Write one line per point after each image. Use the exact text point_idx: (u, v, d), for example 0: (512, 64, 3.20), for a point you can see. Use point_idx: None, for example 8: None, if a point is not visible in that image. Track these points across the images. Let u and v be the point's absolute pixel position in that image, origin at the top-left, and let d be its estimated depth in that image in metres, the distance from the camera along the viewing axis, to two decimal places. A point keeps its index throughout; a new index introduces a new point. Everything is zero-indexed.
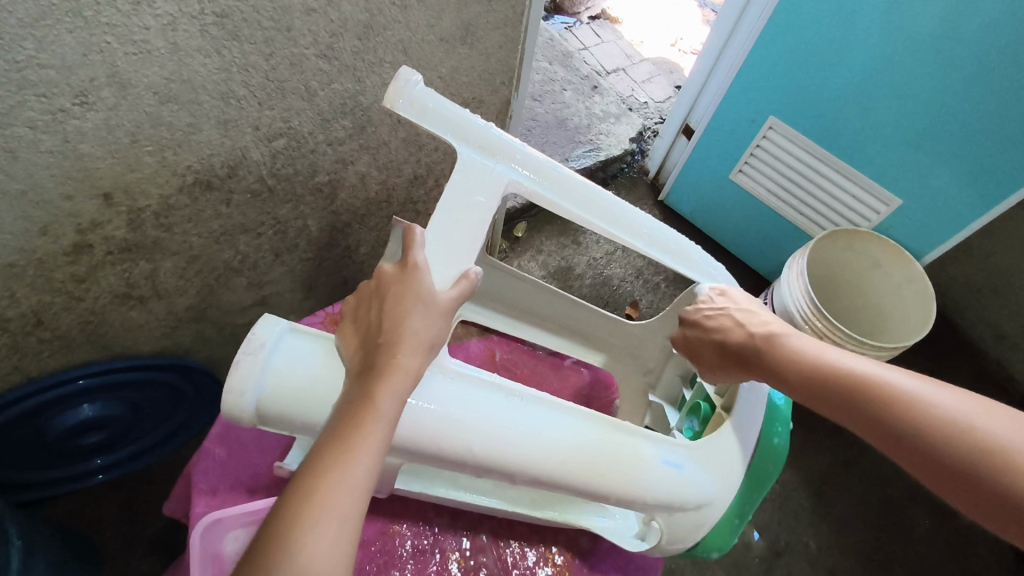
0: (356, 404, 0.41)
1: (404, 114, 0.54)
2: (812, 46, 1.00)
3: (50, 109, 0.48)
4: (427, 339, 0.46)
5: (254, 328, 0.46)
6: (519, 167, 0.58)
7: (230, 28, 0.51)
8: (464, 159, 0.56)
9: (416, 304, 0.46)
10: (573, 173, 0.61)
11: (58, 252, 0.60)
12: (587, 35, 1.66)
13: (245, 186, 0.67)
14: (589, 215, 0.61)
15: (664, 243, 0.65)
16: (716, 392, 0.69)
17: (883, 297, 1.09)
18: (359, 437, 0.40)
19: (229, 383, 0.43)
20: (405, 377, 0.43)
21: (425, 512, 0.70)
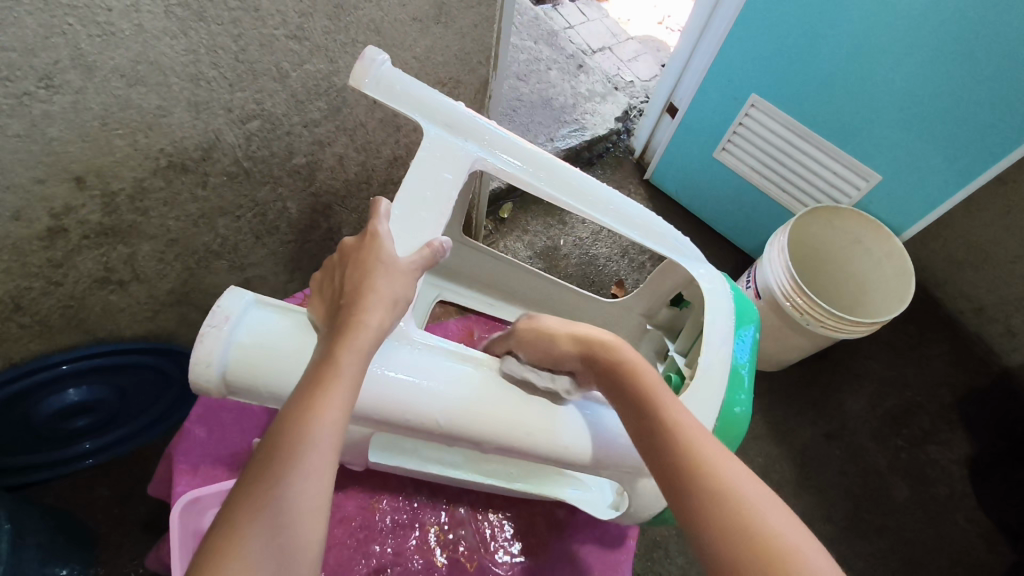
0: (319, 365, 0.43)
1: (370, 92, 0.54)
2: (795, 21, 0.99)
3: (15, 92, 0.48)
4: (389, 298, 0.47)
5: (219, 300, 0.46)
6: (485, 146, 0.59)
7: (196, 9, 0.51)
8: (429, 136, 0.57)
9: (378, 269, 0.48)
10: (537, 151, 0.62)
11: (33, 236, 0.60)
12: (572, 13, 1.65)
13: (221, 169, 0.67)
14: (555, 191, 0.62)
15: (632, 219, 0.65)
16: (687, 364, 0.70)
17: (863, 271, 1.10)
18: (323, 397, 0.41)
19: (194, 354, 0.44)
20: (368, 335, 0.44)
21: (404, 488, 0.71)
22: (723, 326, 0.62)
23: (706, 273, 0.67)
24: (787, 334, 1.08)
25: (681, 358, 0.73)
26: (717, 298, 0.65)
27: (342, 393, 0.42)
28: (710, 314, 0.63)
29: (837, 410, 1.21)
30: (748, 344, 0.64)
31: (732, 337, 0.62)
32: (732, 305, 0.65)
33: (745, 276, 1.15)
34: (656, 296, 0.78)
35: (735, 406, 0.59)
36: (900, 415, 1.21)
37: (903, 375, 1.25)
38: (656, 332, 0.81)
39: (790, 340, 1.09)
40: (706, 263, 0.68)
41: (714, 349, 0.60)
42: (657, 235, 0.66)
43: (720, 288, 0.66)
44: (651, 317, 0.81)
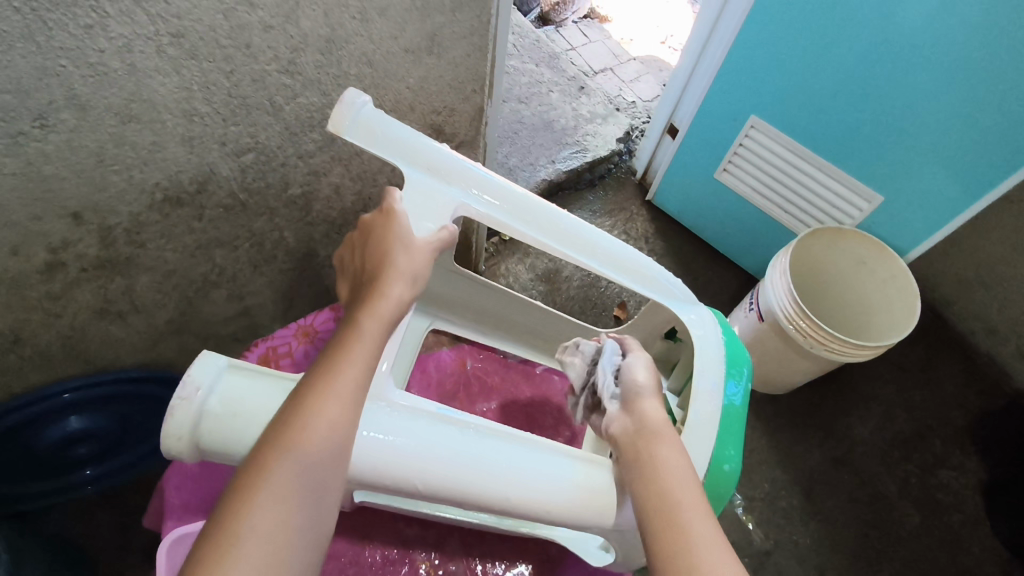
0: (323, 374, 0.43)
1: (349, 138, 0.53)
2: (791, 42, 0.99)
3: (10, 132, 0.49)
4: (378, 337, 0.46)
5: (191, 368, 0.47)
6: (470, 189, 0.58)
7: (187, 48, 0.51)
8: (412, 182, 0.56)
9: (391, 275, 0.49)
10: (523, 192, 0.61)
11: (31, 270, 0.61)
12: (574, 36, 1.66)
13: (217, 201, 0.67)
14: (542, 234, 0.61)
15: (620, 261, 0.65)
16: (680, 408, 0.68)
17: (869, 293, 1.08)
18: (325, 406, 0.41)
19: (165, 426, 0.46)
20: (370, 345, 0.45)
21: (396, 523, 0.73)
22: (711, 371, 0.60)
23: (697, 315, 0.66)
24: (792, 357, 1.06)
25: (673, 396, 0.73)
26: (707, 345, 0.62)
27: (346, 385, 0.43)
28: (698, 364, 0.60)
29: (845, 433, 1.19)
30: (740, 391, 0.60)
31: (723, 381, 0.60)
32: (723, 352, 0.62)
33: (748, 297, 1.14)
34: (649, 328, 0.77)
35: (727, 462, 0.56)
36: (910, 438, 1.19)
37: (913, 396, 1.23)
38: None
39: (795, 364, 1.07)
40: (698, 304, 0.67)
41: (704, 399, 0.58)
42: (647, 276, 0.66)
43: (710, 331, 0.64)
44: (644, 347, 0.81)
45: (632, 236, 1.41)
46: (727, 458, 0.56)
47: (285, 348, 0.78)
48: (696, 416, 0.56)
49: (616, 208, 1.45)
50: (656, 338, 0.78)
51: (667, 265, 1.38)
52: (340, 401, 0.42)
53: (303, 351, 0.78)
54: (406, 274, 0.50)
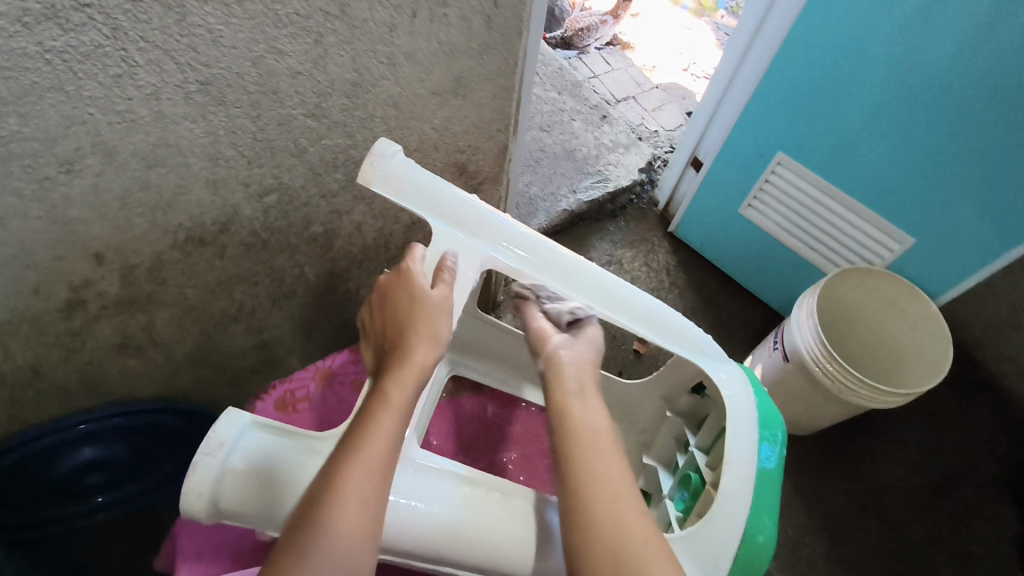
0: (348, 448, 0.45)
1: (379, 188, 0.55)
2: (819, 79, 0.97)
3: (35, 178, 0.49)
4: (405, 405, 0.49)
5: (216, 424, 0.47)
6: (497, 241, 0.60)
7: (215, 95, 0.51)
8: (439, 234, 0.58)
9: (416, 342, 0.52)
10: (550, 245, 0.62)
11: (52, 309, 0.61)
12: (597, 64, 1.66)
13: (239, 240, 0.67)
14: (565, 285, 0.61)
15: (648, 315, 0.63)
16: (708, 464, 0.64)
17: (900, 336, 1.05)
18: (347, 478, 0.44)
19: (186, 483, 0.45)
20: (392, 418, 0.48)
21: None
22: (744, 435, 0.58)
23: (727, 372, 0.63)
24: (818, 400, 1.03)
25: (702, 454, 0.67)
26: (737, 403, 0.60)
27: (371, 457, 0.45)
28: (730, 425, 0.58)
29: (872, 477, 1.15)
30: (774, 454, 0.58)
31: (756, 446, 0.58)
32: (754, 413, 0.60)
33: (772, 336, 1.11)
34: (676, 380, 0.74)
35: (761, 533, 0.53)
36: (941, 485, 1.14)
37: (943, 441, 1.19)
38: (675, 419, 0.76)
39: (822, 407, 1.04)
40: (727, 360, 0.65)
41: (737, 466, 0.56)
42: (675, 330, 0.64)
43: (741, 390, 0.62)
44: (670, 401, 0.77)
45: (654, 267, 1.39)
46: (761, 528, 0.54)
47: (302, 392, 0.80)
48: (730, 484, 0.54)
49: (637, 239, 1.43)
50: (683, 391, 0.75)
51: (689, 298, 1.36)
52: (365, 473, 0.44)
53: (320, 396, 0.80)
54: (430, 335, 0.52)
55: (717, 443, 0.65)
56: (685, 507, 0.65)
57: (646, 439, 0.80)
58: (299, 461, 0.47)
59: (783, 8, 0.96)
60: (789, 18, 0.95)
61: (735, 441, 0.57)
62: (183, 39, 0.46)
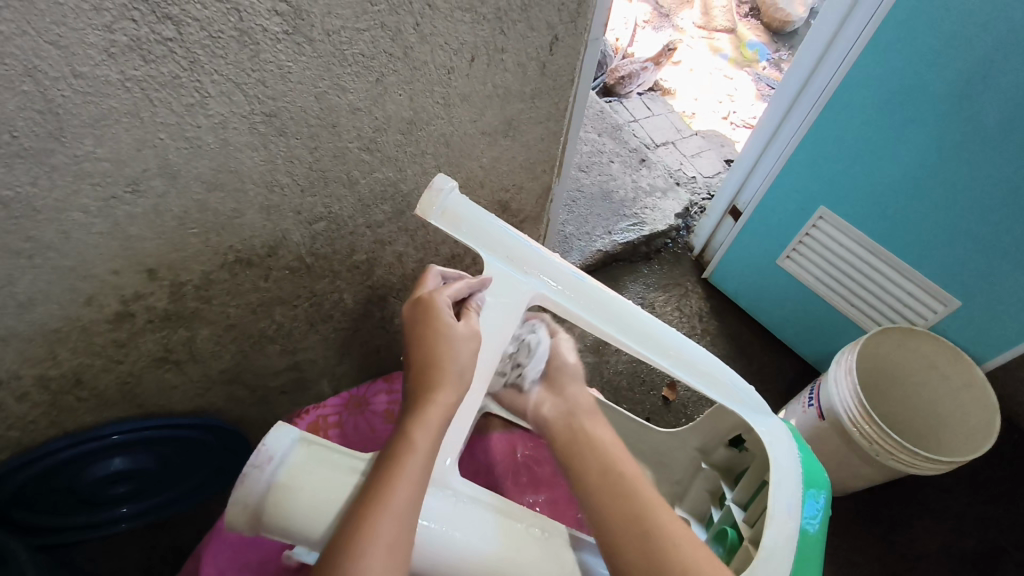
0: (371, 495, 0.45)
1: (435, 221, 0.57)
2: (864, 138, 0.98)
3: (104, 196, 0.51)
4: (428, 448, 0.48)
5: (266, 438, 0.47)
6: (543, 278, 0.61)
7: (278, 125, 0.53)
8: (491, 268, 0.60)
9: (443, 380, 0.52)
10: (590, 282, 0.63)
11: (102, 319, 0.63)
12: (638, 108, 1.68)
13: (285, 264, 0.68)
14: (611, 327, 0.61)
15: (694, 363, 0.63)
16: (744, 520, 0.61)
17: (940, 401, 1.02)
18: (368, 529, 0.43)
19: (233, 496, 0.45)
20: (417, 463, 0.47)
21: None
22: (788, 489, 0.56)
23: (769, 428, 0.62)
24: (854, 462, 1.00)
25: (739, 509, 0.64)
26: (780, 457, 0.58)
27: (399, 504, 0.44)
28: (774, 478, 0.56)
29: (908, 547, 1.10)
30: (818, 512, 0.56)
31: (799, 503, 0.55)
32: (799, 470, 0.58)
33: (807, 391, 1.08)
34: (713, 431, 0.72)
35: None
36: (981, 558, 1.09)
37: (984, 513, 1.14)
38: (710, 471, 0.73)
39: (857, 470, 1.01)
40: (770, 416, 0.63)
41: (780, 521, 0.53)
42: (714, 378, 0.63)
43: (786, 448, 0.60)
44: (706, 453, 0.74)
45: (686, 313, 1.38)
46: None
47: (334, 417, 0.81)
48: (772, 542, 0.52)
49: (670, 283, 1.42)
50: (720, 444, 0.72)
51: (721, 345, 1.34)
52: (392, 524, 0.44)
53: (353, 422, 0.81)
54: (455, 375, 0.52)
55: (756, 499, 0.62)
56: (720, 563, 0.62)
57: (680, 489, 0.77)
58: (341, 477, 0.47)
59: (830, 64, 0.97)
60: (838, 74, 0.96)
61: (778, 499, 0.55)
62: (254, 73, 0.48)
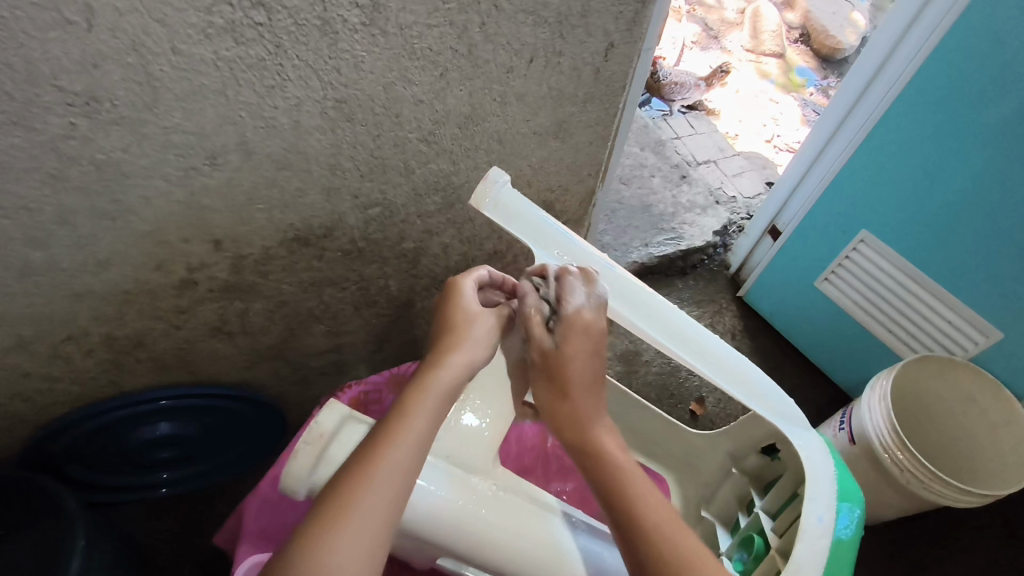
0: (377, 442, 0.48)
1: (488, 213, 0.60)
2: (911, 164, 0.97)
3: (184, 166, 0.55)
4: (434, 409, 0.52)
5: (317, 414, 0.54)
6: (589, 273, 0.64)
7: (346, 112, 0.57)
8: (543, 264, 0.63)
9: (457, 345, 0.57)
10: (634, 279, 0.64)
11: (168, 285, 0.67)
12: (682, 124, 1.69)
13: (338, 246, 0.72)
14: (652, 328, 0.63)
15: (730, 367, 0.64)
16: (775, 531, 0.62)
17: (975, 433, 1.00)
18: (372, 468, 0.46)
19: (289, 463, 0.52)
20: (422, 421, 0.51)
21: None
22: (821, 503, 0.56)
23: (806, 442, 0.62)
24: (882, 489, 0.99)
25: (768, 518, 0.65)
26: (814, 469, 0.59)
27: (399, 452, 0.48)
28: (808, 492, 0.57)
29: None
30: (851, 524, 0.56)
31: (833, 517, 0.56)
32: (834, 486, 0.58)
33: (839, 415, 1.07)
34: (745, 439, 0.72)
35: None
36: None
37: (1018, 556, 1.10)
38: (740, 478, 0.73)
39: (885, 497, 1.00)
40: (809, 430, 0.63)
41: (812, 535, 0.54)
42: (748, 383, 0.64)
43: (820, 459, 0.60)
44: (737, 459, 0.74)
45: (718, 330, 1.38)
46: None
47: (375, 395, 0.84)
48: (803, 557, 0.53)
49: (704, 300, 1.43)
50: (751, 451, 0.72)
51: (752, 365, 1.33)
52: (392, 469, 0.47)
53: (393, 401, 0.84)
54: (467, 343, 0.57)
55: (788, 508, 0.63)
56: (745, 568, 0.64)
57: (706, 493, 0.78)
58: None
59: (880, 90, 0.97)
60: (885, 102, 0.97)
61: (809, 511, 0.56)
62: (330, 60, 0.52)
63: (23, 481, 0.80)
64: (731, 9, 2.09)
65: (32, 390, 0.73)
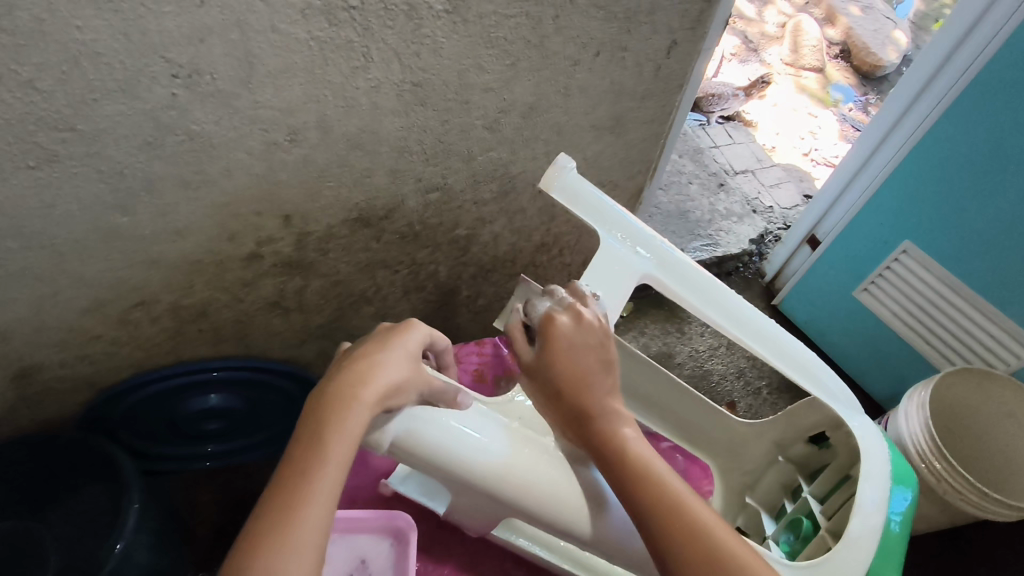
0: (298, 463, 0.41)
1: (556, 196, 0.59)
2: (959, 173, 0.99)
3: (267, 141, 0.58)
4: (365, 417, 0.44)
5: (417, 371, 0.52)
6: (651, 255, 0.63)
7: (420, 96, 0.60)
8: (606, 248, 0.62)
9: (387, 351, 0.49)
10: (694, 262, 0.64)
11: (237, 256, 0.70)
12: (719, 134, 1.70)
13: (397, 228, 0.75)
14: (713, 312, 0.64)
15: (790, 354, 0.65)
16: (823, 513, 0.65)
17: (1013, 445, 0.99)
18: (297, 505, 0.39)
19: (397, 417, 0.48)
20: (351, 431, 0.43)
21: (503, 564, 0.68)
22: (875, 483, 0.57)
23: (861, 423, 0.63)
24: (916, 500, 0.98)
25: (816, 502, 0.68)
26: (872, 454, 0.60)
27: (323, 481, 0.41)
28: (863, 472, 0.58)
29: None
30: (904, 506, 0.58)
31: (885, 497, 0.57)
32: (889, 467, 0.59)
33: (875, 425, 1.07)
34: (793, 429, 0.74)
35: None
36: None
37: None
38: (786, 466, 0.76)
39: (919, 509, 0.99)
40: (862, 414, 0.64)
41: (866, 513, 0.55)
42: (806, 368, 0.65)
43: (877, 444, 0.61)
44: (782, 447, 0.76)
45: None
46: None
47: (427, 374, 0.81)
48: (857, 531, 0.54)
49: None
50: (799, 439, 0.74)
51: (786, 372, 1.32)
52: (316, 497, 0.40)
53: None
54: (394, 348, 0.49)
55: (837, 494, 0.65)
56: (792, 550, 0.67)
57: (750, 480, 0.79)
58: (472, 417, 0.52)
59: (931, 98, 1.00)
60: (938, 109, 0.99)
61: (864, 491, 0.57)
62: (412, 45, 0.55)
63: (75, 439, 0.80)
64: (772, 24, 2.10)
65: (100, 354, 0.76)
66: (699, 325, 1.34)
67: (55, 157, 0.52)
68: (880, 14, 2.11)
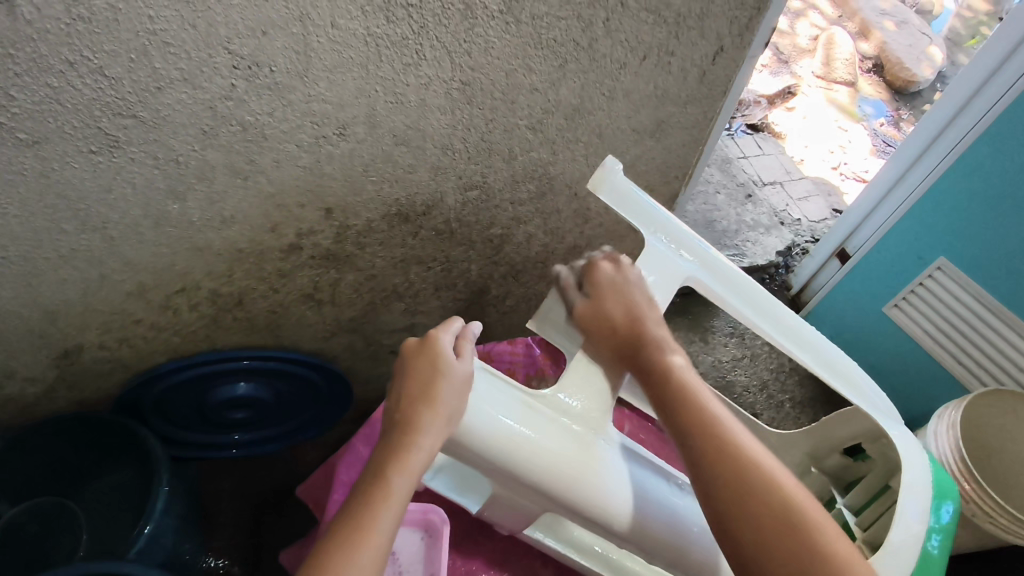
0: (369, 488, 0.46)
1: (604, 197, 0.60)
2: (999, 191, 0.98)
3: (316, 134, 0.59)
4: (431, 446, 0.47)
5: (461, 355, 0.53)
6: (695, 258, 0.63)
7: (468, 94, 0.61)
8: (652, 248, 0.62)
9: (442, 374, 0.50)
10: (736, 267, 0.64)
11: (277, 247, 0.71)
12: (749, 145, 1.70)
13: (434, 225, 0.76)
14: (755, 316, 0.64)
15: (831, 363, 0.65)
16: (859, 524, 0.66)
17: None
18: (364, 530, 0.44)
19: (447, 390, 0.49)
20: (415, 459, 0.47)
21: (531, 562, 0.69)
22: (916, 495, 0.56)
23: (902, 435, 0.62)
24: None
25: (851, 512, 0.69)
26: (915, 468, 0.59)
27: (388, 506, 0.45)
28: (904, 484, 0.57)
29: None
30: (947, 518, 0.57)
31: (925, 509, 0.56)
32: (930, 479, 0.58)
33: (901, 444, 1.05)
34: (828, 439, 0.74)
35: None
36: None
37: None
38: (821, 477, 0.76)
39: None
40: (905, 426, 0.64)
41: (906, 523, 0.55)
42: (845, 377, 0.65)
43: (919, 458, 0.60)
44: (816, 459, 0.77)
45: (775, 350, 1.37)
46: None
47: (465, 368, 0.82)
48: (898, 539, 0.53)
49: None
50: (833, 451, 0.75)
51: (810, 386, 1.30)
52: (380, 524, 0.44)
53: None
54: (449, 371, 0.51)
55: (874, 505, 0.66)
56: None
57: None
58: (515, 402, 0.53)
59: (972, 114, 0.98)
60: (979, 125, 0.98)
61: (904, 503, 0.56)
62: (464, 44, 0.56)
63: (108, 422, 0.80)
64: (805, 36, 2.08)
65: (138, 338, 0.77)
66: (723, 336, 1.34)
67: (116, 143, 0.53)
68: (915, 30, 2.09)
